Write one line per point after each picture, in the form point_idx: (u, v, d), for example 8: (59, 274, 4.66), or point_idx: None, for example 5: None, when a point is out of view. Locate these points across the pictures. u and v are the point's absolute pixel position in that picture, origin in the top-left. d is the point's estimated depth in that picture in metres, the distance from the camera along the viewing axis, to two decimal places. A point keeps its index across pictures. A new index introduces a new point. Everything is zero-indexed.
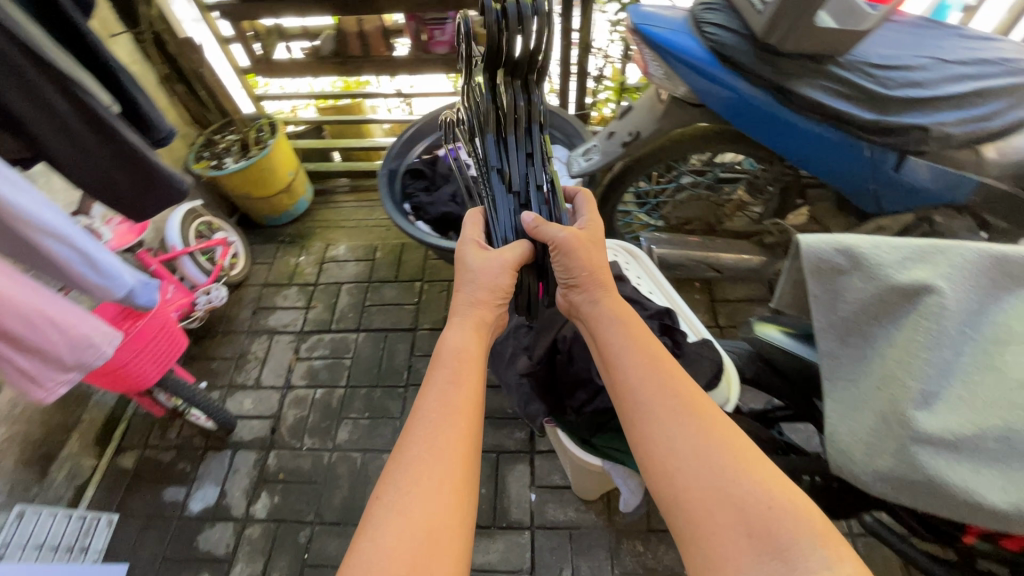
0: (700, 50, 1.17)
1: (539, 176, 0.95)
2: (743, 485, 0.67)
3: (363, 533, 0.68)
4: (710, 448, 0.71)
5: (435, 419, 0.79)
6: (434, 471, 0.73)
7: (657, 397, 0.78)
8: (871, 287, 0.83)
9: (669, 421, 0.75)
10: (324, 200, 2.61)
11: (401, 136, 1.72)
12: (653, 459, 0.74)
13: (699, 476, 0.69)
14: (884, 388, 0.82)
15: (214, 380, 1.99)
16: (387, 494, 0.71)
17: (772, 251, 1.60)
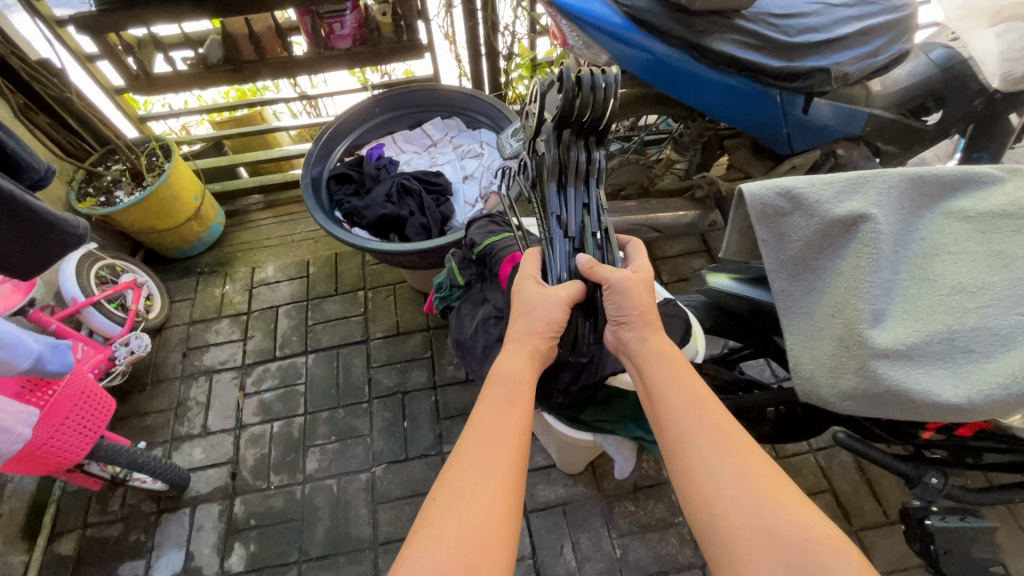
0: (615, 17, 1.19)
1: (596, 225, 0.94)
2: (783, 516, 0.68)
3: (415, 544, 0.67)
4: (751, 478, 0.72)
5: (489, 434, 0.78)
6: (486, 493, 0.71)
7: (698, 425, 0.78)
8: (814, 223, 0.89)
9: (713, 454, 0.75)
10: (238, 221, 2.41)
11: (319, 140, 1.62)
12: (695, 489, 0.74)
13: (744, 508, 0.70)
14: (838, 315, 0.88)
15: (152, 437, 1.80)
16: (439, 507, 0.70)
17: (703, 204, 1.65)
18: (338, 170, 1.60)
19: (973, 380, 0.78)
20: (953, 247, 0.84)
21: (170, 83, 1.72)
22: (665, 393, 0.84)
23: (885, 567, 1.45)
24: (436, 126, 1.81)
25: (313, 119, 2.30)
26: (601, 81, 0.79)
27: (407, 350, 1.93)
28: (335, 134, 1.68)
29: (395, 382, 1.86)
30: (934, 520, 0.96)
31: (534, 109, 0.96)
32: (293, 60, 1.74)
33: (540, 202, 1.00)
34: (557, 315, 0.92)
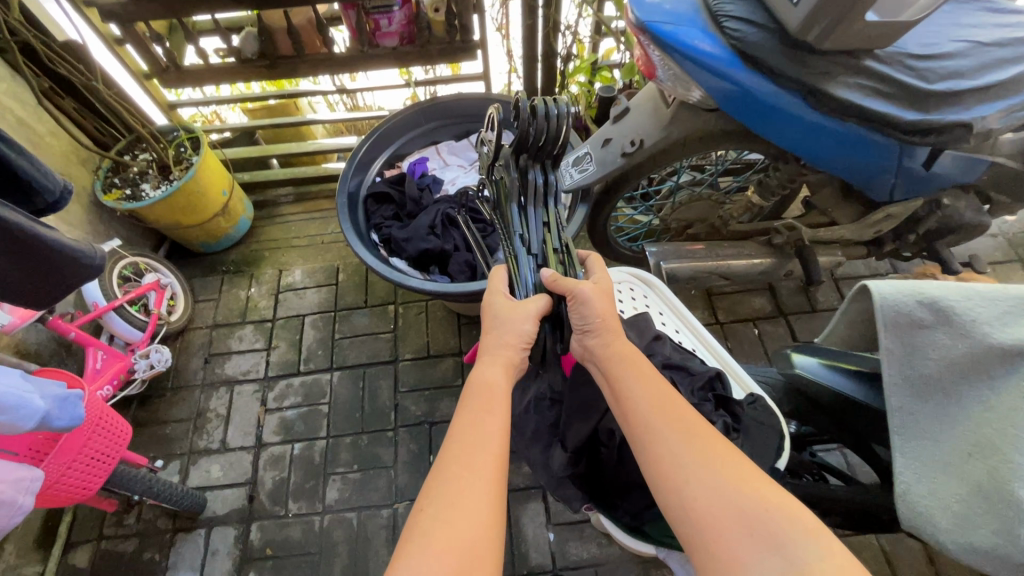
0: (719, 49, 0.99)
1: (556, 241, 1.05)
2: (755, 502, 0.66)
3: (400, 556, 0.68)
4: (719, 466, 0.71)
5: (468, 441, 0.80)
6: (468, 501, 0.73)
7: (663, 420, 0.78)
8: (962, 345, 0.70)
9: (680, 443, 0.74)
10: (267, 216, 2.30)
11: (358, 153, 1.47)
12: (664, 478, 0.73)
13: (712, 493, 0.68)
14: (980, 458, 0.64)
15: (171, 449, 1.73)
16: (421, 520, 0.71)
17: (780, 251, 1.47)
18: (377, 189, 1.47)
19: None
20: None
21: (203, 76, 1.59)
22: (632, 388, 0.84)
23: None
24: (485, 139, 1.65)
25: (350, 113, 2.14)
26: (554, 111, 0.92)
27: (437, 375, 1.81)
28: (377, 146, 1.54)
29: (423, 411, 1.75)
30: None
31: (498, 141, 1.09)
32: (333, 57, 1.57)
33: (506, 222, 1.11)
34: (529, 327, 0.95)
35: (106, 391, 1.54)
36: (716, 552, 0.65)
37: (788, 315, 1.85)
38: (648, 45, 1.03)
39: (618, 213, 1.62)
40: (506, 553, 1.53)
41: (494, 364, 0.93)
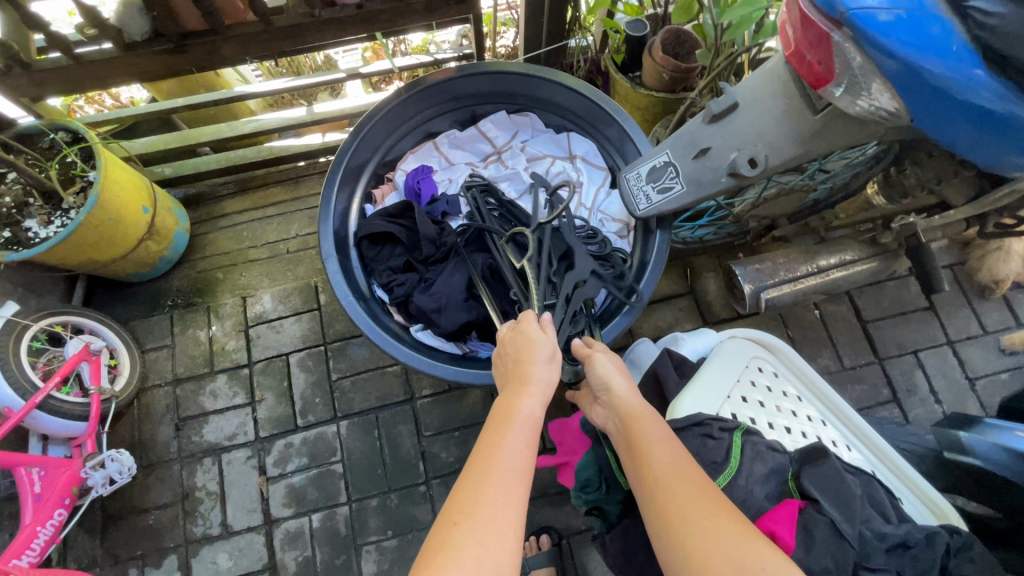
0: (957, 47, 0.62)
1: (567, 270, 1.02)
2: (764, 566, 0.58)
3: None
4: (731, 518, 0.63)
5: (488, 465, 0.73)
6: (488, 537, 0.67)
7: (678, 468, 0.69)
8: None
9: (693, 492, 0.66)
10: (209, 219, 1.81)
11: (335, 177, 1.06)
12: (667, 525, 0.65)
13: (715, 548, 0.61)
14: None
15: (163, 540, 1.45)
16: (443, 541, 0.67)
17: (884, 248, 1.20)
18: (374, 227, 1.07)
19: None
20: None
21: (95, 77, 1.16)
22: (649, 422, 0.75)
23: None
24: (499, 125, 1.22)
25: (292, 80, 1.59)
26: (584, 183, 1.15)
27: (465, 412, 1.54)
28: (360, 158, 1.12)
29: (455, 457, 1.50)
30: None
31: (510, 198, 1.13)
32: (268, 27, 1.11)
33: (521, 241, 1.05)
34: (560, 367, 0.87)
35: (59, 516, 1.21)
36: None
37: (852, 289, 1.63)
38: (842, 45, 0.65)
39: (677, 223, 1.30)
40: None
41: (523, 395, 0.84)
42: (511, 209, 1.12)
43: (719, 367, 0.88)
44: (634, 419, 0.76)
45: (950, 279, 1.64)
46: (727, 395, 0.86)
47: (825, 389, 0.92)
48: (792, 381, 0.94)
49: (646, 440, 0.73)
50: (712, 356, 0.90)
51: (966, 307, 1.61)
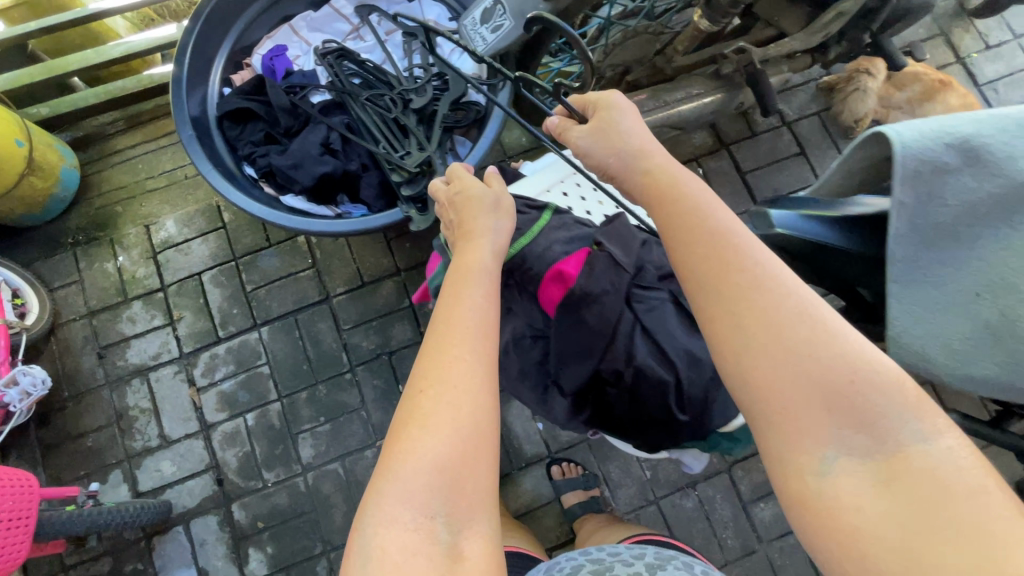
0: None
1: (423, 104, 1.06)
2: (841, 374, 0.57)
3: (397, 467, 0.62)
4: (805, 325, 0.60)
5: (452, 330, 0.71)
6: (457, 398, 0.65)
7: (739, 277, 0.64)
8: (990, 188, 0.66)
9: (753, 299, 0.63)
10: (102, 157, 1.77)
11: (182, 59, 1.07)
12: (723, 344, 0.63)
13: (785, 366, 0.59)
14: (990, 297, 0.66)
15: (104, 458, 1.52)
16: (414, 409, 0.66)
17: (730, 81, 1.30)
18: (230, 105, 1.10)
19: None
20: None
21: None
22: (698, 236, 0.68)
23: None
24: (352, 1, 1.23)
25: None
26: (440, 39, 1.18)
27: (380, 302, 1.62)
28: (208, 41, 1.12)
29: (376, 344, 1.59)
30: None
31: (366, 62, 1.15)
32: None
33: (375, 94, 1.08)
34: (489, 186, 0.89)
35: None
36: (784, 428, 0.58)
37: (730, 146, 1.73)
38: None
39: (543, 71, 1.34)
40: (501, 454, 1.54)
41: (482, 248, 0.82)
42: (367, 72, 1.15)
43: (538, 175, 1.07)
44: (687, 231, 0.69)
45: (816, 125, 1.76)
46: (546, 189, 1.11)
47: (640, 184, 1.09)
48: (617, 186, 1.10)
49: (693, 256, 0.68)
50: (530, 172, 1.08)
51: (831, 148, 1.74)
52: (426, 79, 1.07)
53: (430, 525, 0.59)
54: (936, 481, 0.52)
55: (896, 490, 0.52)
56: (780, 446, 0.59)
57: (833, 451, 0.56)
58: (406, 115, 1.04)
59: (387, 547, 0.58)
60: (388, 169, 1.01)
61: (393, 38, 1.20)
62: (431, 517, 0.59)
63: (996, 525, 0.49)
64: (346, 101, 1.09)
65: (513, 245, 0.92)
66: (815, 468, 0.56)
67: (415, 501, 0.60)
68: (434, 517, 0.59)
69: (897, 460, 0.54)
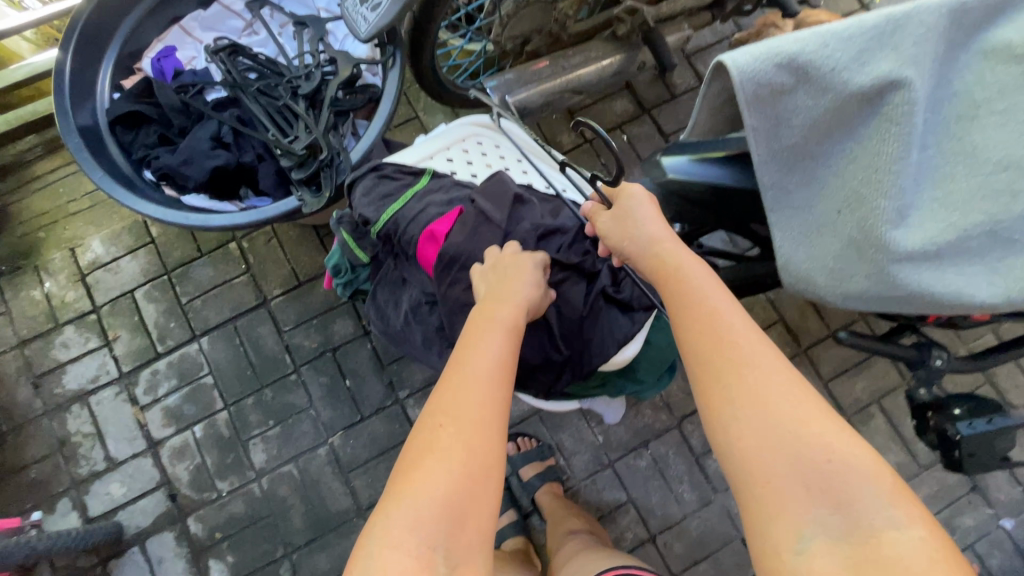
0: None
1: (313, 92, 1.09)
2: (826, 451, 0.56)
3: (403, 497, 0.58)
4: (791, 402, 0.60)
5: (473, 369, 0.69)
6: (476, 435, 0.62)
7: (743, 342, 0.65)
8: (825, 103, 0.67)
9: (748, 363, 0.64)
10: (21, 186, 1.72)
11: (63, 67, 1.05)
12: (712, 413, 0.63)
13: (771, 435, 0.58)
14: (848, 212, 0.69)
15: (50, 488, 1.49)
16: (428, 439, 0.62)
17: (627, 43, 1.33)
18: (120, 109, 1.10)
19: (1014, 275, 0.64)
20: (998, 103, 0.64)
21: None
22: (700, 309, 0.70)
23: (839, 372, 1.55)
24: None
25: (43, 9, 1.50)
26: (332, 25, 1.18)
27: (318, 300, 1.61)
28: (90, 49, 1.10)
29: (319, 342, 1.58)
30: (962, 428, 0.89)
31: (258, 55, 1.16)
32: None
33: (267, 86, 1.10)
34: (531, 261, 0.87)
35: None
36: (765, 498, 0.56)
37: (651, 110, 1.72)
38: None
39: (446, 47, 1.36)
40: None
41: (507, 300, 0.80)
42: (259, 65, 1.14)
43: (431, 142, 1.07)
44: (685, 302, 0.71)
45: None
46: (429, 156, 1.06)
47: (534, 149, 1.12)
48: (512, 151, 1.12)
49: (692, 327, 0.69)
50: (422, 140, 1.08)
51: None
52: (314, 66, 1.11)
53: (429, 558, 0.54)
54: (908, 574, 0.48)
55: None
56: (761, 520, 0.56)
57: (809, 528, 0.53)
58: (298, 105, 1.07)
59: (388, 569, 0.53)
60: (279, 154, 1.05)
61: (286, 29, 1.20)
62: (432, 548, 0.55)
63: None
64: (238, 95, 1.10)
65: (388, 210, 0.95)
66: (791, 544, 0.53)
67: (423, 527, 0.55)
68: (436, 549, 0.55)
69: (874, 545, 0.51)
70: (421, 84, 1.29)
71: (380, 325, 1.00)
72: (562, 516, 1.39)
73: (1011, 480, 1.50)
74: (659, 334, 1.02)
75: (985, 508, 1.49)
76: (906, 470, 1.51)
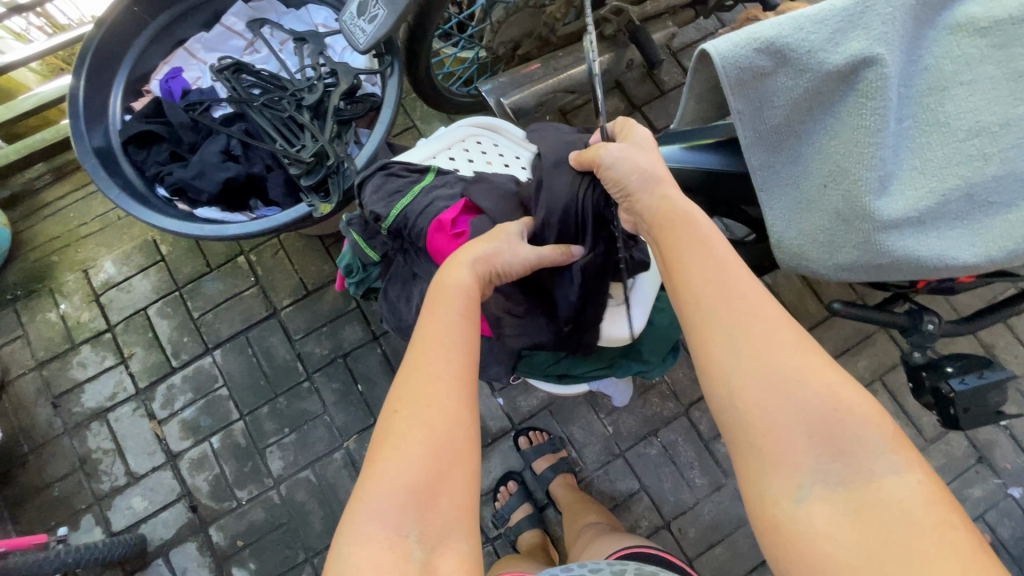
0: None
1: (317, 104, 1.14)
2: (829, 403, 0.57)
3: (372, 484, 0.61)
4: (797, 358, 0.59)
5: (430, 354, 0.69)
6: (435, 418, 0.64)
7: (744, 299, 0.63)
8: (804, 83, 0.71)
9: (751, 318, 0.62)
10: (33, 212, 1.76)
11: (76, 92, 1.10)
12: (713, 366, 0.62)
13: (773, 391, 0.58)
14: (833, 185, 0.73)
15: (73, 504, 1.52)
16: (387, 430, 0.64)
17: (615, 42, 1.38)
18: (133, 129, 1.15)
19: (994, 235, 0.67)
20: (966, 74, 0.68)
21: None
22: (703, 264, 0.66)
23: (840, 351, 1.58)
24: (242, 17, 1.26)
25: (49, 40, 1.56)
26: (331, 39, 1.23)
27: (327, 308, 1.64)
28: (101, 74, 1.15)
29: (329, 349, 1.62)
30: (955, 384, 0.92)
31: (261, 70, 1.20)
32: None
33: (272, 99, 1.14)
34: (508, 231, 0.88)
35: None
36: (768, 453, 0.57)
37: (641, 108, 1.76)
38: None
39: (439, 55, 1.40)
40: None
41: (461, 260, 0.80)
42: (262, 80, 1.19)
43: (431, 141, 1.12)
44: (688, 257, 0.67)
45: None
46: (433, 156, 1.11)
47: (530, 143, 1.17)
48: (510, 148, 1.17)
49: (696, 280, 0.66)
50: (424, 140, 1.12)
51: None
52: (316, 78, 1.15)
53: (402, 544, 0.58)
54: (902, 517, 0.52)
55: (867, 521, 0.52)
56: (764, 473, 0.57)
57: (811, 479, 0.56)
58: (304, 116, 1.11)
59: (362, 566, 0.56)
60: (287, 163, 1.09)
61: (287, 44, 1.25)
62: (404, 536, 0.58)
63: (959, 561, 0.49)
64: (245, 110, 1.15)
65: (399, 204, 0.96)
66: (794, 496, 0.56)
67: (390, 519, 0.59)
68: (408, 537, 0.58)
69: (871, 491, 0.54)
70: (417, 91, 1.33)
71: (391, 319, 1.05)
72: (579, 511, 1.41)
73: (1016, 448, 1.53)
74: (661, 317, 1.09)
75: (992, 478, 1.51)
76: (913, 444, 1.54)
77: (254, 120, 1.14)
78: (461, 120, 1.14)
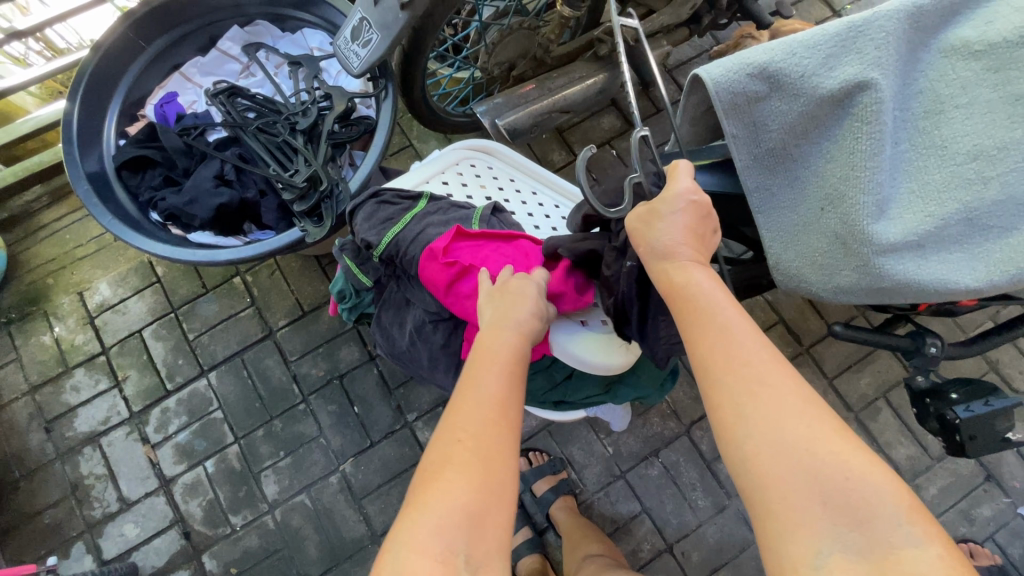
0: None
1: (312, 128, 1.14)
2: (842, 469, 0.55)
3: (422, 510, 0.58)
4: (805, 422, 0.58)
5: (490, 399, 0.68)
6: (491, 458, 0.62)
7: (753, 359, 0.62)
8: (797, 107, 0.71)
9: (756, 378, 0.61)
10: (28, 234, 1.76)
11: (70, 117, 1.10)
12: (724, 428, 0.61)
13: (784, 455, 0.57)
14: (830, 209, 0.72)
15: (64, 531, 1.50)
16: (440, 459, 0.62)
17: (610, 62, 1.38)
18: (127, 154, 1.15)
19: (997, 260, 0.65)
20: (961, 97, 0.67)
21: None
22: (707, 324, 0.66)
23: (843, 368, 1.56)
24: (237, 41, 1.26)
25: (47, 65, 1.57)
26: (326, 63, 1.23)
27: (323, 328, 1.63)
28: (96, 100, 1.15)
29: (326, 370, 1.60)
30: (960, 412, 0.91)
31: (255, 93, 1.20)
32: None
33: (266, 124, 1.14)
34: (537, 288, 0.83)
35: None
36: (780, 518, 0.55)
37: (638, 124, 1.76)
38: None
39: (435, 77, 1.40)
40: None
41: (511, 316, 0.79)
42: (257, 105, 1.19)
43: (424, 166, 1.11)
44: (691, 316, 0.67)
45: None
46: (425, 181, 1.11)
47: (523, 165, 1.17)
48: (504, 170, 1.17)
49: (703, 342, 0.65)
50: (416, 165, 1.12)
51: None
52: (310, 102, 1.15)
53: (451, 562, 0.55)
54: None
55: None
56: (777, 540, 0.55)
57: (828, 547, 0.52)
58: (298, 140, 1.11)
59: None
60: (280, 188, 1.09)
61: (282, 68, 1.25)
62: (454, 553, 0.56)
63: None
64: (239, 134, 1.15)
65: (389, 232, 0.96)
66: (808, 563, 0.52)
67: (443, 535, 0.56)
68: (457, 553, 0.56)
69: (891, 563, 0.50)
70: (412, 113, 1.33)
71: (384, 344, 1.04)
72: (579, 538, 1.38)
73: None
74: None
75: (1002, 498, 1.48)
76: (919, 463, 1.51)
77: (248, 145, 1.14)
78: (455, 143, 1.13)
